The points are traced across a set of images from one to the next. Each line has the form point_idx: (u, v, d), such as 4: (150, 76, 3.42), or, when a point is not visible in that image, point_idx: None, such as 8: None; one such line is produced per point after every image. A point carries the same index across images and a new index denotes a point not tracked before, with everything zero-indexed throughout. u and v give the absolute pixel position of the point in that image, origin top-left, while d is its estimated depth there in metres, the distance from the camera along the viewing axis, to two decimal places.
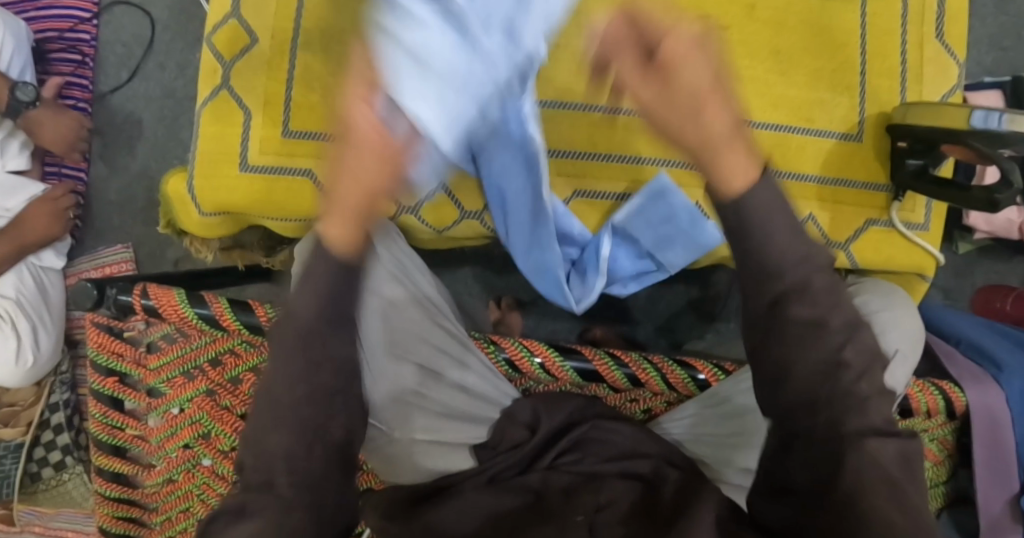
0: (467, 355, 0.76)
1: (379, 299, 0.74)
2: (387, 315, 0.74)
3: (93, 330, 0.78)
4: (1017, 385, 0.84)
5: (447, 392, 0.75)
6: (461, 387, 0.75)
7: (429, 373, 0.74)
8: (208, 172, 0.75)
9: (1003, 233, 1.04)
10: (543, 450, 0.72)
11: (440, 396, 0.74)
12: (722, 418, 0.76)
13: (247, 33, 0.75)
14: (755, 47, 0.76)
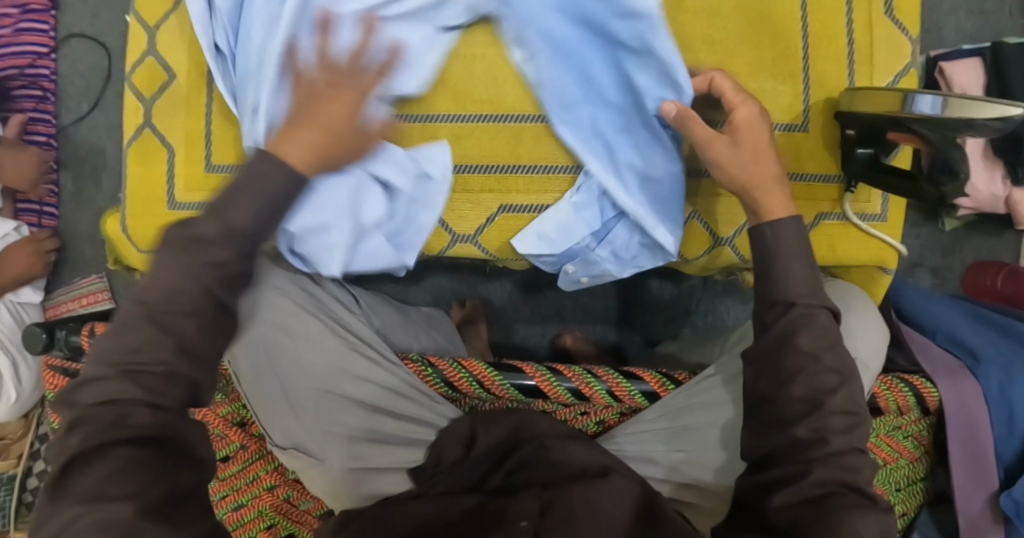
0: (391, 376, 0.74)
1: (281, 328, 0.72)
2: (289, 345, 0.72)
3: (50, 372, 0.79)
4: (995, 379, 0.77)
5: (376, 418, 0.73)
6: (393, 413, 0.73)
7: (355, 400, 0.72)
8: (139, 211, 0.74)
9: (990, 208, 0.98)
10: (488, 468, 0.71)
11: (368, 423, 0.72)
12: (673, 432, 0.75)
13: (166, 70, 0.74)
14: (686, 39, 0.72)
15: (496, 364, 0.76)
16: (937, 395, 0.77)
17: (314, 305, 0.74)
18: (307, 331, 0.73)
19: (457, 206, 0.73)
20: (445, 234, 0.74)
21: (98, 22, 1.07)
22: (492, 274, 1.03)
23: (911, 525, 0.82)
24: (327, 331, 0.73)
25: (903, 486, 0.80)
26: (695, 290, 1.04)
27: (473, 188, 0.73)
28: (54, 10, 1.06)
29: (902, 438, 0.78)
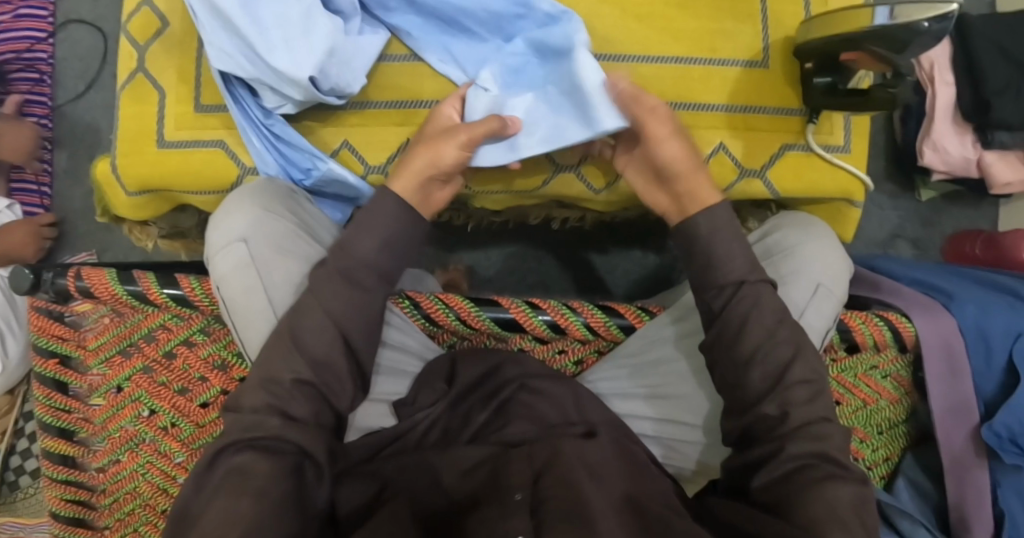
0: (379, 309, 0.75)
1: (268, 247, 0.68)
2: (271, 263, 0.68)
3: (35, 313, 0.82)
4: (970, 313, 0.79)
5: None
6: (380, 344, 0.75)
7: None
8: (128, 150, 0.77)
9: (963, 172, 1.00)
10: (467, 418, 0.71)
11: None
12: (650, 369, 0.75)
13: (159, 18, 0.77)
14: None
15: (476, 299, 0.76)
16: (912, 329, 0.77)
17: (305, 228, 0.72)
18: (301, 251, 0.70)
19: None
20: None
21: (97, 8, 1.12)
22: (474, 246, 1.06)
23: (896, 471, 0.81)
24: (320, 258, 0.71)
25: (886, 429, 0.80)
26: (677, 260, 1.05)
27: None
28: None
29: (880, 379, 0.79)
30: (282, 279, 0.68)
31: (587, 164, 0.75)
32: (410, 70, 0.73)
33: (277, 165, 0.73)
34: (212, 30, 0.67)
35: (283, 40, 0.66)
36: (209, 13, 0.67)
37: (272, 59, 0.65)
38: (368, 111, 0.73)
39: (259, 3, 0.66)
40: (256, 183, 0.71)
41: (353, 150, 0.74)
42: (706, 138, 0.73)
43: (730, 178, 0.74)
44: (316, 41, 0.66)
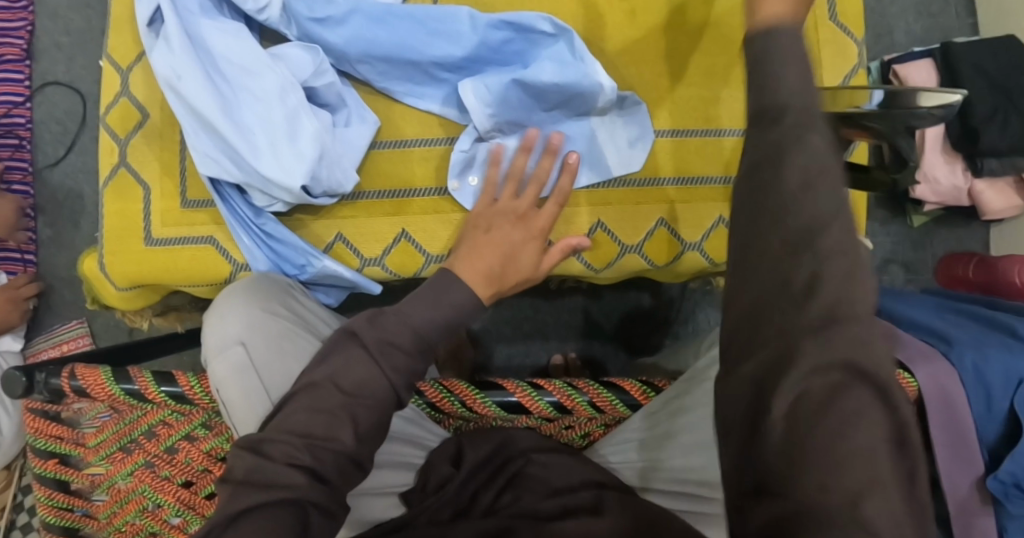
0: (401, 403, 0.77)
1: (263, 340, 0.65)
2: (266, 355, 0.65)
3: (30, 416, 0.78)
4: (969, 359, 0.79)
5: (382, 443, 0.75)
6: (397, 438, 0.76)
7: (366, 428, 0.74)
8: (115, 248, 0.74)
9: (954, 201, 1.00)
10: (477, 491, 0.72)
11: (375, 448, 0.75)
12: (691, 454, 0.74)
13: (138, 110, 0.74)
14: (640, 52, 0.74)
15: (478, 383, 0.76)
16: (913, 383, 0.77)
17: (304, 325, 0.69)
18: (302, 349, 0.67)
19: (426, 226, 0.72)
20: (417, 254, 0.72)
21: (72, 69, 1.08)
22: None
23: None
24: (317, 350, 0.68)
25: None
26: (673, 300, 1.05)
27: (444, 209, 0.72)
28: (29, 60, 1.08)
29: None
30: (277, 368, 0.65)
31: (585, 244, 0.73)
32: (400, 156, 0.72)
33: (268, 261, 0.71)
34: (194, 134, 0.65)
35: (271, 147, 0.64)
36: (190, 118, 0.65)
37: (264, 167, 0.64)
38: (359, 202, 0.72)
39: (242, 109, 0.65)
40: (248, 282, 0.69)
41: (410, 239, 0.72)
42: (704, 214, 0.73)
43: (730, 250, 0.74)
44: (305, 148, 0.64)
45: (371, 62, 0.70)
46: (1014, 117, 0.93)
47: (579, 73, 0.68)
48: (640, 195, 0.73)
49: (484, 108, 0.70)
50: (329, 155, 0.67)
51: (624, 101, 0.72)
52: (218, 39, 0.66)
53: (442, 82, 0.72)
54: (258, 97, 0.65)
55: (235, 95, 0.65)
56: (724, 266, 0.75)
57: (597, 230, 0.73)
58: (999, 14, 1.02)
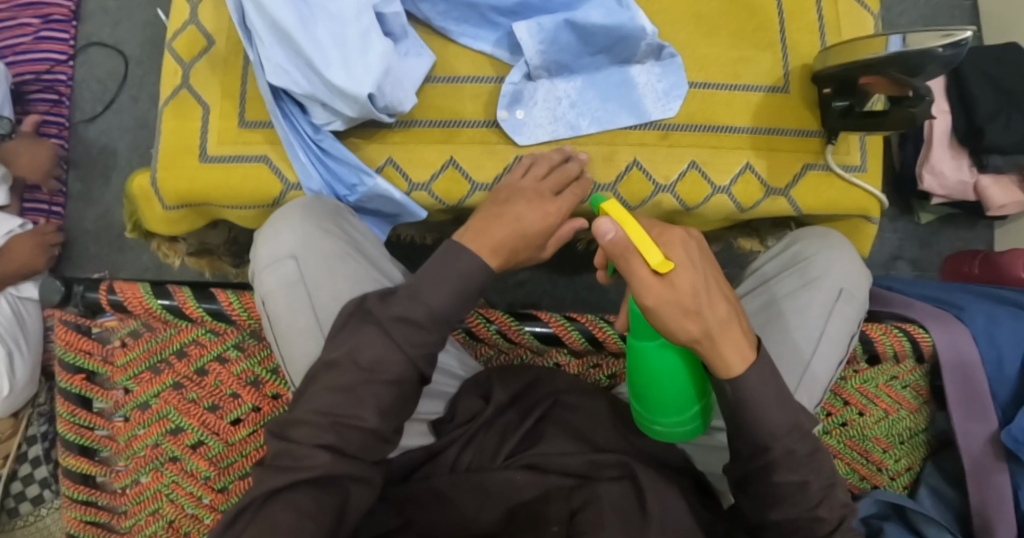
0: None
1: (315, 260, 0.70)
2: (318, 276, 0.70)
3: (62, 328, 0.78)
4: (980, 322, 0.82)
5: None
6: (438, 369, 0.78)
7: None
8: (169, 165, 0.77)
9: (960, 196, 1.05)
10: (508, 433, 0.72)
11: None
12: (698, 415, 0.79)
13: (205, 37, 0.80)
14: (677, 14, 0.80)
15: (515, 313, 0.78)
16: (930, 340, 0.80)
17: (355, 247, 0.73)
18: (348, 271, 0.70)
19: (472, 155, 0.76)
20: (463, 181, 0.76)
21: (118, 32, 1.12)
22: None
23: (918, 480, 0.85)
24: (368, 273, 0.72)
25: (907, 437, 0.84)
26: None
27: (492, 141, 0.76)
28: (76, 22, 1.12)
29: (900, 389, 0.82)
30: (329, 290, 0.69)
31: (622, 182, 0.76)
32: (451, 93, 0.77)
33: (321, 180, 0.75)
34: (270, 45, 0.70)
35: (341, 59, 0.69)
36: (267, 30, 0.70)
37: (331, 77, 0.68)
38: (410, 130, 0.76)
39: (316, 22, 0.69)
40: (302, 202, 0.73)
41: (458, 167, 0.76)
42: (732, 160, 0.77)
43: (756, 196, 0.78)
44: (374, 63, 0.69)
45: (433, 0, 0.75)
46: (1016, 116, 0.98)
47: (626, 19, 0.74)
48: (677, 140, 0.77)
49: (537, 46, 0.75)
50: (393, 75, 0.72)
51: (662, 52, 0.78)
52: None
53: (495, 26, 0.77)
54: (332, 15, 0.70)
55: (309, 11, 0.70)
56: (750, 212, 0.79)
57: (632, 168, 0.76)
58: (1003, 27, 1.10)
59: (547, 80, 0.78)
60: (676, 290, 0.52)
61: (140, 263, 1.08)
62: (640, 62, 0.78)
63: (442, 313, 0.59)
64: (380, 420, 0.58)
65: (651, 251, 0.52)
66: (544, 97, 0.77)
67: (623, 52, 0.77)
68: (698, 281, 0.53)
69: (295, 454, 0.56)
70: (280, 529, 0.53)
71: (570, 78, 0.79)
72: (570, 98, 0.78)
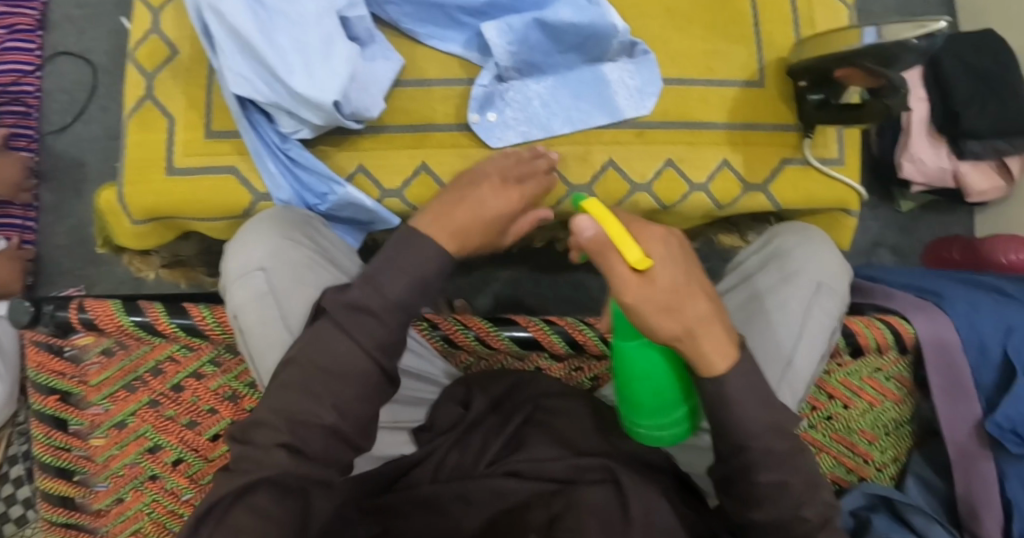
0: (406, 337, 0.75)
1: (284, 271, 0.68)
2: (287, 287, 0.68)
3: (34, 349, 0.77)
4: (963, 310, 0.81)
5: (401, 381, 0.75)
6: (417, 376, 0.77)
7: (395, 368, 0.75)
8: (135, 178, 0.76)
9: (941, 182, 1.05)
10: (489, 439, 0.71)
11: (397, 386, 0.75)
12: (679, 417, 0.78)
13: (168, 46, 0.78)
14: (649, 9, 0.78)
15: (493, 319, 0.77)
16: (911, 330, 0.80)
17: (324, 257, 0.72)
18: (319, 281, 0.69)
19: (445, 159, 0.74)
20: (436, 186, 0.74)
21: (85, 41, 1.10)
22: (471, 268, 1.05)
23: (904, 470, 0.85)
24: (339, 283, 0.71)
25: (892, 428, 0.83)
26: None
27: (464, 144, 0.75)
28: (42, 32, 1.10)
29: (884, 381, 0.82)
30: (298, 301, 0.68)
31: (598, 182, 0.75)
32: (421, 96, 0.75)
33: (291, 190, 0.74)
34: (230, 54, 0.68)
35: (303, 65, 0.67)
36: (227, 38, 0.68)
37: (294, 85, 0.67)
38: (381, 136, 0.75)
39: (276, 27, 0.68)
40: (272, 212, 0.72)
41: (430, 172, 0.74)
42: (709, 157, 0.76)
43: (734, 192, 0.77)
44: (338, 69, 0.68)
45: (399, 2, 0.74)
46: (994, 104, 0.98)
47: (595, 16, 0.73)
48: (652, 137, 0.76)
49: (506, 47, 0.74)
50: (359, 81, 0.70)
51: (635, 49, 0.77)
52: None
53: (464, 27, 0.75)
54: (293, 20, 0.68)
55: (270, 18, 0.68)
56: (728, 209, 0.78)
57: (607, 167, 0.75)
58: (978, 12, 1.10)
59: (518, 81, 0.77)
60: (655, 288, 0.52)
61: (116, 276, 1.06)
62: (612, 60, 0.77)
63: (398, 305, 0.56)
64: (339, 417, 0.55)
65: (630, 248, 0.51)
66: (516, 99, 0.76)
67: (595, 51, 0.76)
68: (675, 278, 0.52)
69: (254, 456, 0.55)
70: (242, 533, 0.53)
71: (541, 78, 0.77)
72: (542, 99, 0.76)
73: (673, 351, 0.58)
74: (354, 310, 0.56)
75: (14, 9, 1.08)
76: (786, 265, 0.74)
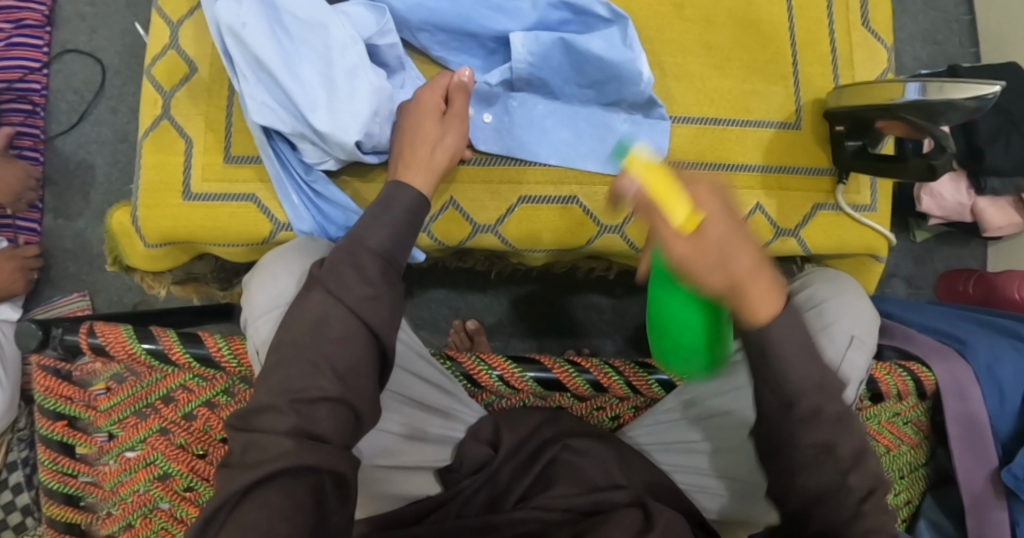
0: (427, 368, 0.75)
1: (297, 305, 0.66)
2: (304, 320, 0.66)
3: (40, 374, 0.77)
4: (983, 359, 0.82)
5: (421, 418, 0.74)
6: (440, 412, 0.75)
7: (415, 403, 0.74)
8: (150, 202, 0.73)
9: (957, 216, 1.04)
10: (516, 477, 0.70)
11: (417, 423, 0.74)
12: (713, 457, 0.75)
13: (187, 63, 0.75)
14: (688, 43, 0.76)
15: (515, 357, 0.76)
16: (931, 377, 0.80)
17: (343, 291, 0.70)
18: None
19: (474, 195, 0.72)
20: (464, 222, 0.72)
21: (95, 39, 1.06)
22: (485, 287, 1.04)
23: (916, 514, 0.85)
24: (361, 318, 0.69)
25: (909, 471, 0.83)
26: None
27: (493, 180, 0.72)
28: (50, 27, 1.06)
29: (902, 425, 0.81)
30: None
31: (629, 224, 0.74)
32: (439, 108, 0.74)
33: (313, 222, 0.72)
34: (251, 82, 0.66)
35: (324, 101, 0.65)
36: (249, 66, 0.66)
37: (314, 122, 0.65)
38: None
39: (299, 59, 0.66)
40: (294, 243, 0.70)
41: (458, 208, 0.72)
42: (742, 200, 0.75)
43: (765, 236, 0.76)
44: (356, 105, 0.65)
45: (431, 30, 0.71)
46: (1016, 140, 0.97)
47: (625, 57, 0.69)
48: (686, 178, 0.74)
49: (528, 63, 0.71)
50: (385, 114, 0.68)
51: (652, 110, 0.73)
52: None
53: (499, 57, 0.73)
54: (316, 53, 0.66)
55: (294, 49, 0.66)
56: (759, 252, 0.77)
57: None
58: (1000, 43, 1.09)
59: (523, 99, 0.73)
60: (705, 246, 0.47)
61: (122, 282, 1.04)
62: (627, 110, 0.74)
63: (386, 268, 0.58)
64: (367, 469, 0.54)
65: (675, 201, 0.47)
66: (518, 117, 0.73)
67: (612, 90, 0.72)
68: (730, 237, 0.47)
69: (260, 445, 0.54)
70: None
71: (551, 101, 0.74)
72: (548, 122, 0.73)
73: (717, 311, 0.56)
74: (345, 267, 0.58)
75: (23, 3, 1.05)
76: (818, 317, 0.73)
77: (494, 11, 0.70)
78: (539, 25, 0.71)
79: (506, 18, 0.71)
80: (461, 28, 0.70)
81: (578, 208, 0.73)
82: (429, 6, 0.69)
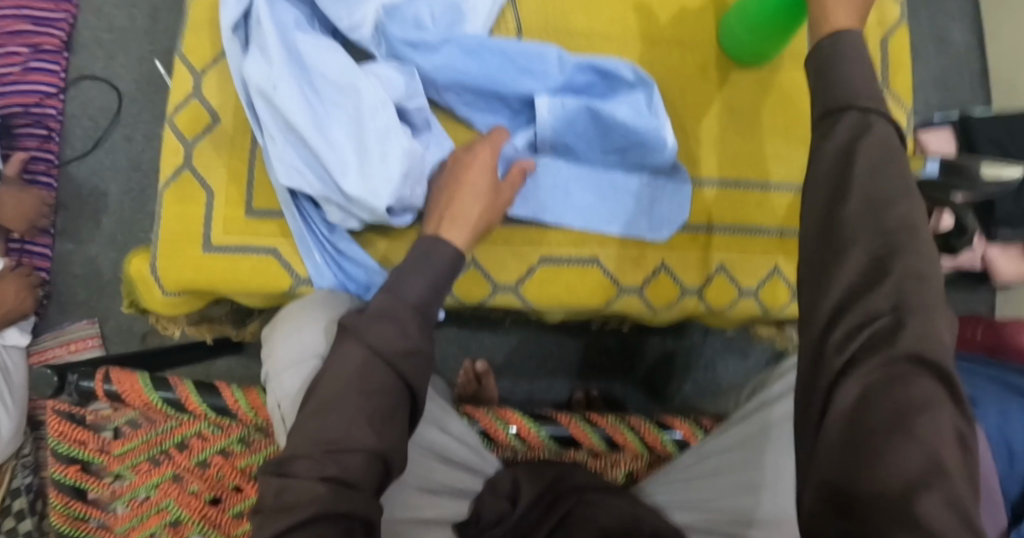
0: (453, 424, 0.76)
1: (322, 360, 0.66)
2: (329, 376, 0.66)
3: (55, 418, 0.77)
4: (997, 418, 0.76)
5: (444, 472, 0.74)
6: (462, 466, 0.75)
7: (438, 456, 0.74)
8: (170, 252, 0.73)
9: (968, 265, 1.05)
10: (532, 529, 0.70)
11: (440, 478, 0.73)
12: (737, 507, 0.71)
13: (211, 113, 0.75)
14: (711, 104, 0.76)
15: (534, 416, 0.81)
16: None
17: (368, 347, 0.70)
18: None
19: (497, 255, 0.73)
20: (485, 282, 0.73)
21: (111, 65, 1.06)
22: (496, 325, 1.04)
23: None
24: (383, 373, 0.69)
25: None
26: (696, 344, 1.05)
27: (515, 241, 0.73)
28: (67, 53, 1.05)
29: None
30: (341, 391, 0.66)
31: (649, 285, 0.74)
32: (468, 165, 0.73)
33: (335, 279, 0.72)
34: (281, 142, 0.66)
35: (354, 164, 0.65)
36: (279, 127, 0.66)
37: (343, 185, 0.64)
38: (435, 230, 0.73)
39: (329, 120, 0.66)
40: (316, 297, 0.70)
41: (479, 268, 0.73)
42: (760, 264, 0.76)
43: (782, 299, 0.76)
44: (385, 169, 0.65)
45: (458, 91, 0.71)
46: None
47: (650, 125, 0.69)
48: (705, 241, 0.75)
49: (553, 127, 0.71)
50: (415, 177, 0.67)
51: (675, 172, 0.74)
52: (313, 53, 0.66)
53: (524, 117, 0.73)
54: (346, 114, 0.66)
55: (324, 110, 0.66)
56: (776, 314, 0.78)
57: (660, 271, 0.74)
58: (1013, 93, 1.09)
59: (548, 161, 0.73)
60: None
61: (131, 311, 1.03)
62: (652, 172, 0.74)
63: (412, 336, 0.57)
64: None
65: None
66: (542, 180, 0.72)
67: (639, 153, 0.71)
68: None
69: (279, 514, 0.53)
70: None
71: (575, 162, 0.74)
72: (572, 184, 0.73)
73: None
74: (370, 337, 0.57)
75: (41, 28, 1.04)
76: None
77: (520, 73, 0.70)
78: (566, 88, 0.71)
79: (533, 81, 0.71)
80: (488, 90, 0.71)
81: (599, 269, 0.73)
82: (458, 69, 0.70)
